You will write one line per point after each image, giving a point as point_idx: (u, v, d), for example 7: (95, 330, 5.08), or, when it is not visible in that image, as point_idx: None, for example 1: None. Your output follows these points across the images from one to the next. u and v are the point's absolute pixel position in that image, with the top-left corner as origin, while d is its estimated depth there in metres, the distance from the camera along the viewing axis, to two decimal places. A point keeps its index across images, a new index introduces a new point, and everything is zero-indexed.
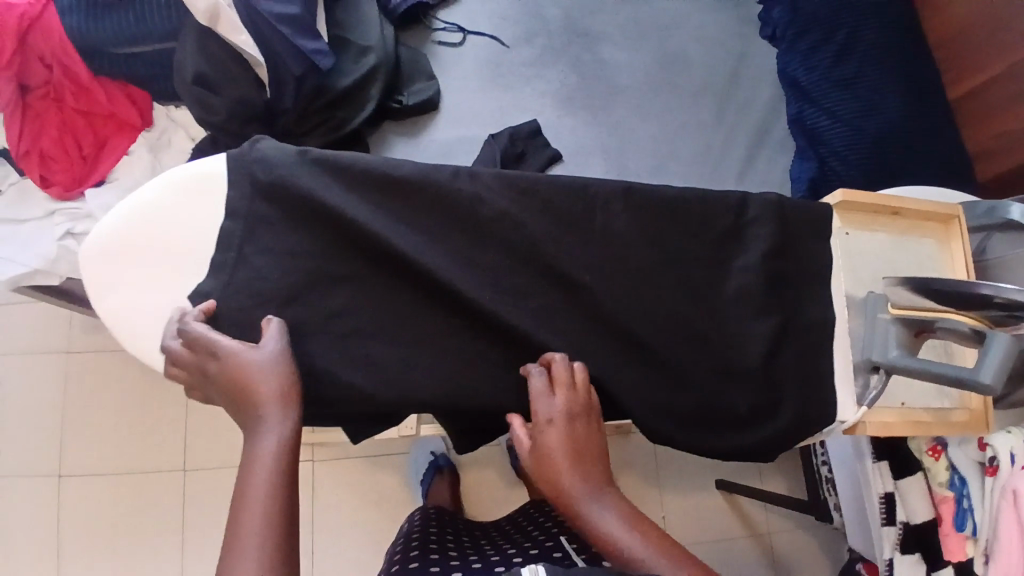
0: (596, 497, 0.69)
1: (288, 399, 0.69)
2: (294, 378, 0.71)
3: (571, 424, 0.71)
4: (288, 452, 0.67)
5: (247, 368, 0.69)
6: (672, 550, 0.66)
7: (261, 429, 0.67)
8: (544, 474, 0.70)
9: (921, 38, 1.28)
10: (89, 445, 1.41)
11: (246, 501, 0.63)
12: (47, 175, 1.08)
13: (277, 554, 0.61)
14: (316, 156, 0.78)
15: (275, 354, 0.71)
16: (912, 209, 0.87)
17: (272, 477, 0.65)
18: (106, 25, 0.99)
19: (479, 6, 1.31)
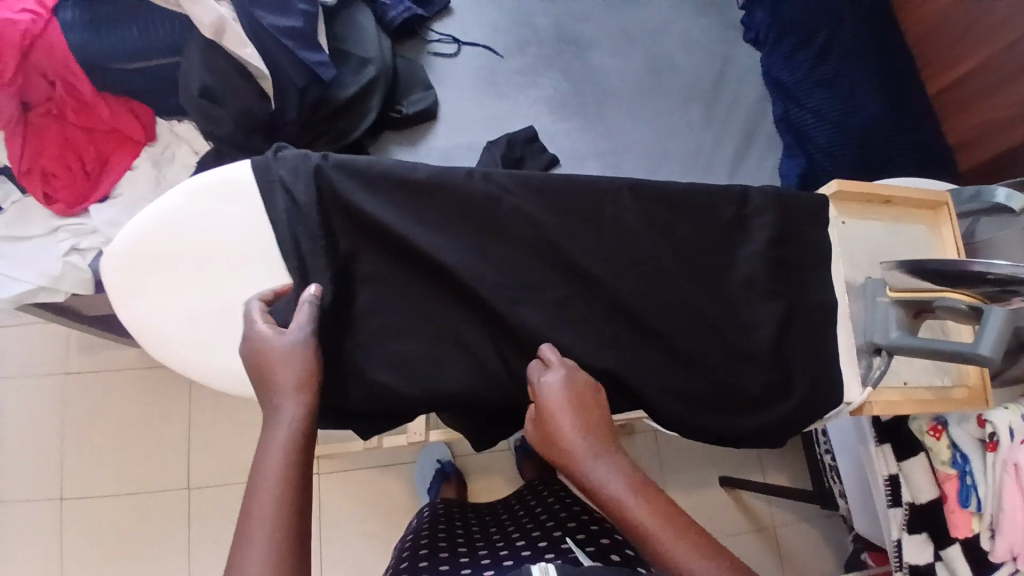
0: (605, 462, 0.66)
1: (306, 385, 0.69)
2: (314, 366, 0.70)
3: (575, 393, 0.71)
4: (302, 439, 0.66)
5: (270, 353, 0.70)
6: (679, 519, 0.63)
7: (273, 415, 0.67)
8: (549, 436, 0.69)
9: (897, 38, 1.34)
10: (90, 466, 1.39)
11: (259, 487, 0.61)
12: (50, 192, 1.07)
13: (289, 541, 0.59)
14: (336, 160, 0.81)
15: (302, 338, 0.71)
16: (903, 197, 0.92)
17: (285, 462, 0.63)
18: (110, 42, 1.01)
19: (472, 17, 1.34)
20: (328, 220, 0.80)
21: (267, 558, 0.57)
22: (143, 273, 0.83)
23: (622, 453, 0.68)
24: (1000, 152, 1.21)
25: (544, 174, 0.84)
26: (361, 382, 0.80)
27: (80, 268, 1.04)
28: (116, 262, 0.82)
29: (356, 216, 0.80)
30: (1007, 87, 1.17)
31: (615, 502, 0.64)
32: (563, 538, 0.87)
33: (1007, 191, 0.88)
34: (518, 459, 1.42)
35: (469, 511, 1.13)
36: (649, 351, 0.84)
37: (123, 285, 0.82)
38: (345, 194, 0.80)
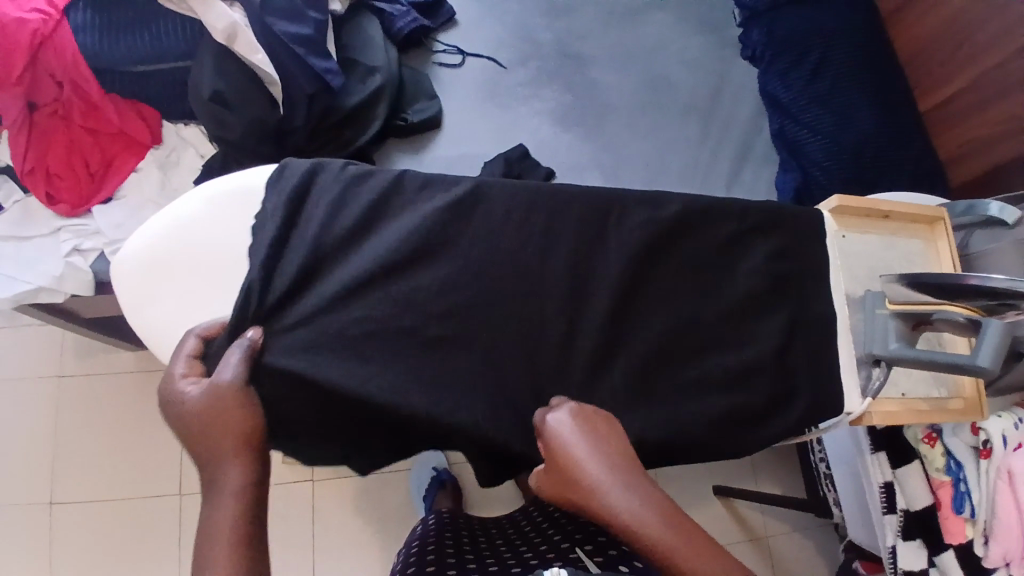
0: (643, 503, 0.66)
1: (247, 443, 0.69)
2: (248, 413, 0.70)
3: (598, 439, 0.71)
4: (249, 500, 0.66)
5: (198, 412, 0.69)
6: (709, 547, 0.65)
7: (219, 482, 0.66)
8: (574, 479, 0.68)
9: (889, 59, 1.38)
10: (83, 472, 1.37)
11: (208, 555, 0.61)
12: (53, 193, 1.06)
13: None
14: (355, 172, 0.85)
15: (232, 386, 0.71)
16: (899, 211, 0.94)
17: (231, 530, 0.63)
18: (120, 45, 1.02)
19: (476, 29, 1.36)
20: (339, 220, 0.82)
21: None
22: (152, 281, 0.83)
23: (646, 479, 0.69)
24: (989, 167, 1.25)
25: (551, 185, 0.87)
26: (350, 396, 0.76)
27: (81, 269, 1.03)
28: (128, 270, 0.83)
29: (353, 242, 0.82)
30: (995, 104, 1.20)
31: (647, 534, 0.64)
32: (572, 548, 0.88)
33: (1001, 205, 0.94)
34: None
35: (474, 522, 1.13)
36: (655, 358, 0.84)
37: (133, 293, 0.83)
38: (347, 218, 0.82)
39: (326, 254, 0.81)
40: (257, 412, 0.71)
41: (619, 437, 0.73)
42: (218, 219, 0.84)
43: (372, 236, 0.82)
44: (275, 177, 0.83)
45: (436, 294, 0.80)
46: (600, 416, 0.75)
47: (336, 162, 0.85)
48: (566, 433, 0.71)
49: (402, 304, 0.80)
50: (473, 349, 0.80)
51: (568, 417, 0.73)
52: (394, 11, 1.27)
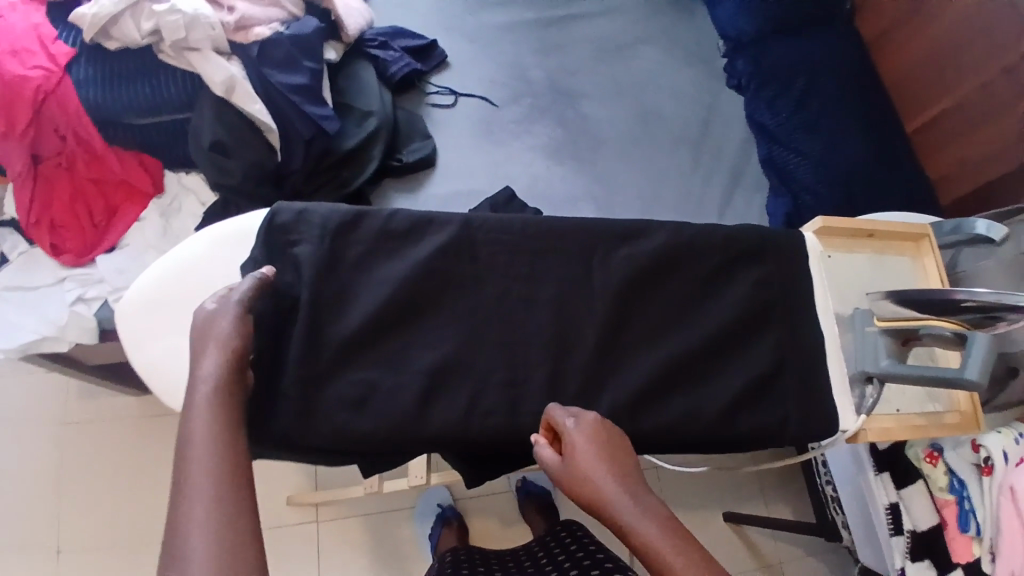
0: (646, 512, 0.65)
1: (234, 364, 0.68)
2: (242, 330, 0.71)
3: (607, 446, 0.70)
4: (228, 406, 0.64)
5: (199, 322, 0.71)
6: (706, 562, 0.62)
7: (197, 389, 0.64)
8: (584, 484, 0.67)
9: (872, 85, 1.42)
10: (89, 516, 1.37)
11: (190, 441, 0.59)
12: (58, 243, 1.09)
13: (223, 502, 0.55)
14: (341, 222, 0.84)
15: (233, 304, 0.72)
16: (884, 230, 0.95)
17: (212, 429, 0.60)
18: (124, 97, 1.05)
19: (470, 71, 1.41)
20: (330, 269, 0.83)
21: (210, 529, 0.53)
22: (154, 320, 0.85)
23: (651, 494, 0.68)
24: (979, 186, 1.26)
25: (543, 219, 0.89)
26: (349, 432, 0.78)
27: (85, 317, 1.05)
28: (130, 309, 0.85)
29: (353, 282, 0.84)
30: (982, 122, 1.23)
31: (646, 540, 0.63)
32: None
33: (986, 222, 0.93)
34: (521, 500, 1.43)
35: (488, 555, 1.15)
36: (652, 386, 0.84)
37: (134, 332, 0.85)
38: (346, 259, 0.84)
39: (330, 296, 0.82)
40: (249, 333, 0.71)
41: (625, 445, 0.72)
42: (217, 261, 0.87)
43: (365, 280, 0.84)
44: (266, 224, 0.83)
45: (430, 330, 0.83)
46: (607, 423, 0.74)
47: (322, 209, 0.85)
48: (575, 438, 0.70)
49: (399, 341, 0.82)
50: (471, 382, 0.81)
51: (577, 423, 0.72)
52: (387, 57, 1.32)
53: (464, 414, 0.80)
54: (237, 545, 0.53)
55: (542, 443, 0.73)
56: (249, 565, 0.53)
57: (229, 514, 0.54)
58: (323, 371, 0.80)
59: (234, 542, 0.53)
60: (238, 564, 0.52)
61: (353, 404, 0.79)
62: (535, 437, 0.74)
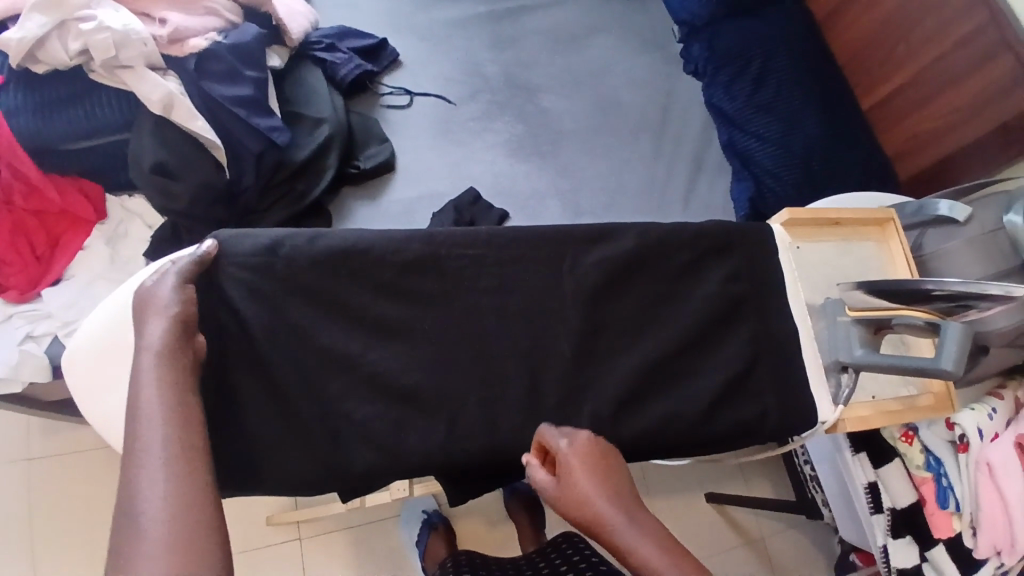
0: (641, 532, 0.64)
1: (180, 331, 0.68)
2: (187, 304, 0.70)
3: (600, 466, 0.68)
4: (179, 370, 0.65)
5: (144, 298, 0.69)
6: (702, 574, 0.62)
7: (143, 353, 0.64)
8: (581, 509, 0.66)
9: (828, 62, 1.42)
10: (55, 558, 1.27)
11: (140, 409, 0.60)
12: (1, 279, 1.01)
13: (177, 461, 0.57)
14: (288, 246, 0.79)
15: (168, 279, 0.70)
16: (849, 217, 0.95)
17: (165, 399, 0.61)
18: (56, 122, 0.99)
19: (423, 69, 1.37)
20: (283, 299, 0.78)
21: (168, 487, 0.54)
22: (106, 365, 0.80)
23: (645, 510, 0.67)
24: (935, 162, 1.26)
25: (507, 229, 0.86)
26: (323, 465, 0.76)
27: (37, 355, 0.96)
28: (79, 356, 0.80)
29: (310, 309, 0.79)
30: (934, 98, 1.23)
31: (643, 561, 0.63)
32: None
33: (949, 203, 0.98)
34: (506, 500, 1.42)
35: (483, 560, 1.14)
36: (631, 393, 0.83)
37: (88, 380, 0.79)
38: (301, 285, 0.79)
39: (287, 327, 0.78)
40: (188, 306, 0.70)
41: (617, 458, 0.71)
42: None
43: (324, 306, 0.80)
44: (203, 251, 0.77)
45: (398, 355, 0.80)
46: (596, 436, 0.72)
47: (262, 235, 0.78)
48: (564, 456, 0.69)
49: (365, 369, 0.78)
50: (445, 406, 0.79)
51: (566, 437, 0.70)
52: (336, 59, 1.27)
53: (442, 437, 0.78)
54: (192, 499, 0.54)
55: (534, 464, 0.71)
56: (203, 510, 0.54)
57: (181, 470, 0.56)
58: (290, 405, 0.77)
59: (190, 498, 0.54)
60: (192, 514, 0.53)
61: (326, 437, 0.77)
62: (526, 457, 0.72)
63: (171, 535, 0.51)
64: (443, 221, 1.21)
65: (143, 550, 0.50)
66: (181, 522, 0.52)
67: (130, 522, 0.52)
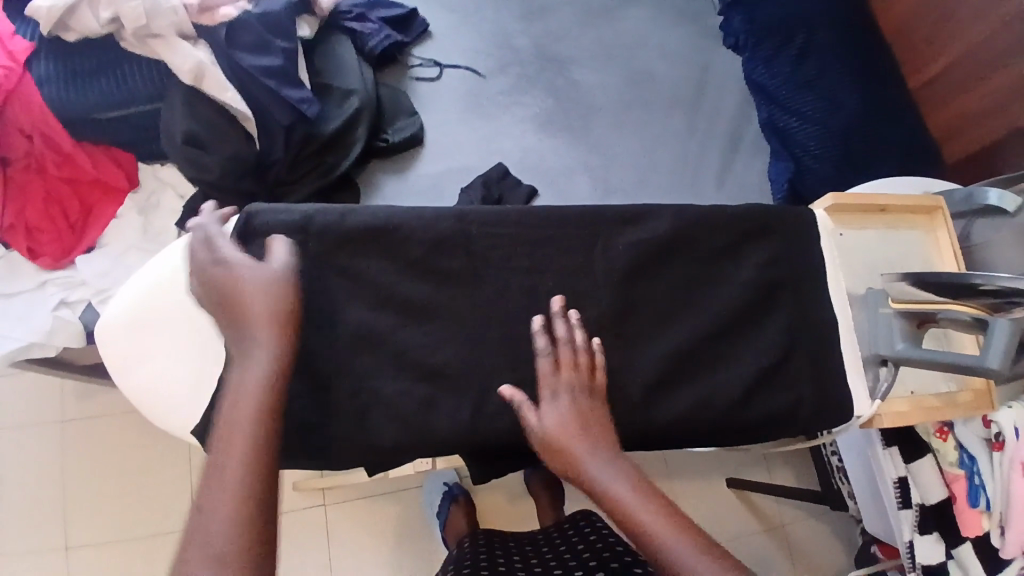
0: (611, 472, 0.70)
1: (286, 336, 0.71)
2: (292, 307, 0.72)
3: (581, 413, 0.73)
4: (280, 381, 0.68)
5: (245, 285, 0.72)
6: (666, 510, 0.68)
7: (249, 356, 0.69)
8: (560, 456, 0.71)
9: (874, 38, 1.35)
10: (90, 516, 1.30)
11: (233, 414, 0.65)
12: (35, 247, 1.02)
13: (249, 480, 0.62)
14: (319, 221, 0.78)
15: (274, 276, 0.73)
16: (898, 204, 0.91)
17: (256, 409, 0.66)
18: (89, 92, 0.98)
19: (452, 40, 1.34)
20: (315, 274, 0.78)
21: (233, 510, 0.60)
22: (138, 340, 0.79)
23: (622, 455, 0.72)
24: (984, 145, 1.20)
25: (538, 208, 0.84)
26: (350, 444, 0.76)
27: (71, 321, 0.98)
28: (110, 331, 0.79)
29: (341, 288, 0.79)
30: (985, 78, 1.17)
31: (614, 501, 0.68)
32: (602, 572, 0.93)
33: (998, 192, 0.92)
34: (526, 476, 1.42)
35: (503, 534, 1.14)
36: (662, 379, 0.82)
37: (119, 355, 0.79)
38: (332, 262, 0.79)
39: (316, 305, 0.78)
40: (293, 305, 0.72)
41: (601, 395, 0.76)
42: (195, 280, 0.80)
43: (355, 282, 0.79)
44: (242, 227, 0.78)
45: (425, 336, 0.79)
46: (592, 364, 0.77)
47: (295, 210, 0.78)
48: (552, 397, 0.74)
49: (395, 349, 0.78)
50: (472, 388, 0.79)
51: (553, 365, 0.75)
52: (365, 30, 1.25)
53: (470, 420, 0.77)
54: (248, 524, 0.59)
55: (521, 402, 0.74)
56: (256, 538, 0.59)
57: (249, 493, 0.61)
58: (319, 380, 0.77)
59: (248, 524, 0.59)
60: (247, 542, 0.58)
61: (354, 416, 0.77)
62: (512, 393, 0.75)
63: (224, 559, 0.57)
64: (471, 197, 1.19)
65: (201, 567, 0.56)
66: (234, 560, 0.57)
67: (196, 535, 0.58)
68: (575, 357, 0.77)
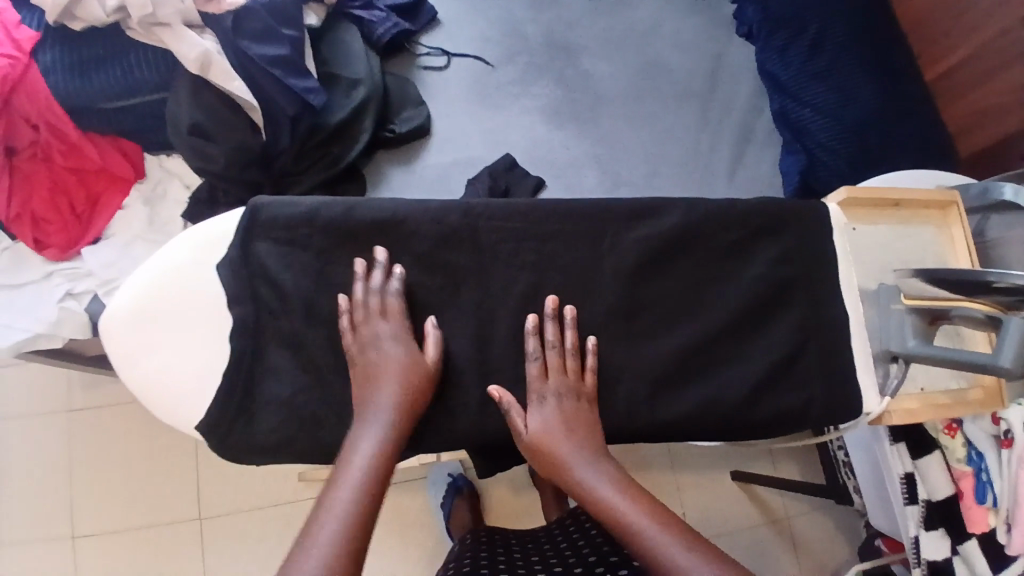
0: (592, 468, 0.73)
1: (406, 415, 0.73)
2: (425, 391, 0.75)
3: (569, 416, 0.76)
4: (390, 455, 0.71)
5: (382, 362, 0.75)
6: (647, 505, 0.70)
7: (366, 425, 0.72)
8: (549, 460, 0.74)
9: (891, 28, 1.33)
10: (98, 503, 1.31)
11: (342, 477, 0.68)
12: (42, 237, 1.01)
13: (344, 541, 0.62)
14: (326, 214, 0.79)
15: (415, 359, 0.76)
16: (911, 199, 0.90)
17: (363, 477, 0.68)
18: (95, 83, 0.97)
19: (461, 28, 1.32)
20: (323, 266, 0.79)
21: (340, 531, 0.63)
22: (142, 333, 0.78)
23: (610, 459, 0.75)
24: (998, 140, 1.18)
25: (548, 202, 0.83)
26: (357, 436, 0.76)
27: (77, 312, 0.97)
28: (114, 324, 0.77)
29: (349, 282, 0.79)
30: (1002, 72, 1.15)
31: (598, 499, 0.71)
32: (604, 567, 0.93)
33: (1014, 187, 0.89)
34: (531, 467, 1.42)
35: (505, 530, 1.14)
36: (669, 374, 0.82)
37: (122, 348, 0.77)
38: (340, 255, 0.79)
39: (325, 298, 0.79)
40: (426, 392, 0.75)
41: (588, 397, 0.78)
42: (199, 273, 0.79)
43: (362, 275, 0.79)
44: (250, 219, 0.79)
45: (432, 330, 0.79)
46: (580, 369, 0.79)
47: (302, 204, 0.79)
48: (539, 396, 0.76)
49: None
50: (479, 382, 0.79)
51: (541, 369, 0.77)
52: (372, 18, 1.22)
53: (477, 413, 0.78)
54: None
55: (509, 405, 0.76)
56: None
57: (342, 555, 0.61)
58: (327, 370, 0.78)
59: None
60: None
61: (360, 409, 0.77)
62: (500, 393, 0.76)
63: None
64: (478, 189, 1.18)
65: None
66: None
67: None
68: (563, 360, 0.79)
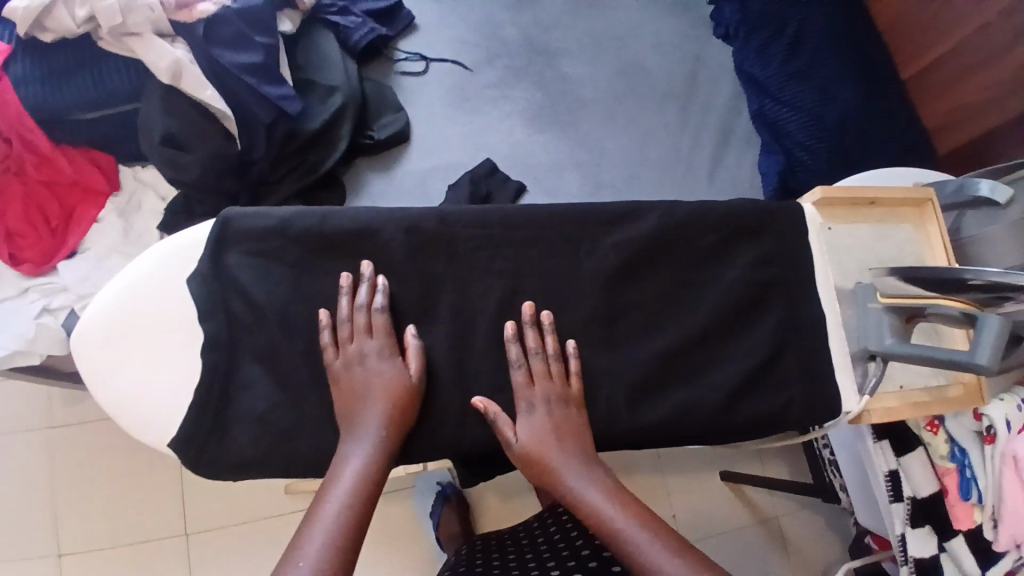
0: (584, 478, 0.72)
1: (393, 432, 0.73)
2: (411, 406, 0.75)
3: (559, 425, 0.75)
4: (380, 472, 0.70)
5: (365, 378, 0.74)
6: (639, 514, 0.69)
7: (353, 443, 0.71)
8: (538, 468, 0.73)
9: (868, 26, 1.33)
10: (81, 519, 1.30)
11: (329, 495, 0.67)
12: (16, 252, 0.99)
13: (331, 560, 0.62)
14: (298, 224, 0.78)
15: (399, 374, 0.75)
16: (888, 197, 0.90)
17: (351, 496, 0.67)
18: (68, 93, 0.96)
19: (439, 32, 1.31)
20: (296, 276, 0.78)
21: (326, 550, 0.63)
22: (113, 349, 0.77)
23: (600, 466, 0.74)
24: (976, 137, 1.19)
25: (523, 207, 0.83)
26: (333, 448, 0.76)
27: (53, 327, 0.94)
28: (85, 341, 0.77)
29: (324, 292, 0.78)
30: (980, 69, 1.15)
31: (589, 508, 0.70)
32: None
33: (991, 183, 0.91)
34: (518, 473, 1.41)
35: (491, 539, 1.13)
36: (648, 379, 0.81)
37: (93, 365, 0.77)
38: (314, 266, 0.78)
39: (300, 308, 0.78)
40: (411, 407, 0.75)
41: (576, 406, 0.77)
42: (170, 286, 0.78)
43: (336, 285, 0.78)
44: (221, 230, 0.78)
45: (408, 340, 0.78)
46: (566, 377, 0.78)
47: (274, 215, 0.78)
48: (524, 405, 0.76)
49: None
50: (456, 391, 0.78)
51: (526, 376, 0.77)
52: (349, 23, 1.21)
53: (456, 422, 0.77)
54: None
55: (495, 415, 0.75)
56: None
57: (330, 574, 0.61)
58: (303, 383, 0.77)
59: None
60: None
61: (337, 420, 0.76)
62: (485, 405, 0.75)
63: None
64: (458, 195, 1.17)
65: None
66: None
67: None
68: (548, 366, 0.78)
